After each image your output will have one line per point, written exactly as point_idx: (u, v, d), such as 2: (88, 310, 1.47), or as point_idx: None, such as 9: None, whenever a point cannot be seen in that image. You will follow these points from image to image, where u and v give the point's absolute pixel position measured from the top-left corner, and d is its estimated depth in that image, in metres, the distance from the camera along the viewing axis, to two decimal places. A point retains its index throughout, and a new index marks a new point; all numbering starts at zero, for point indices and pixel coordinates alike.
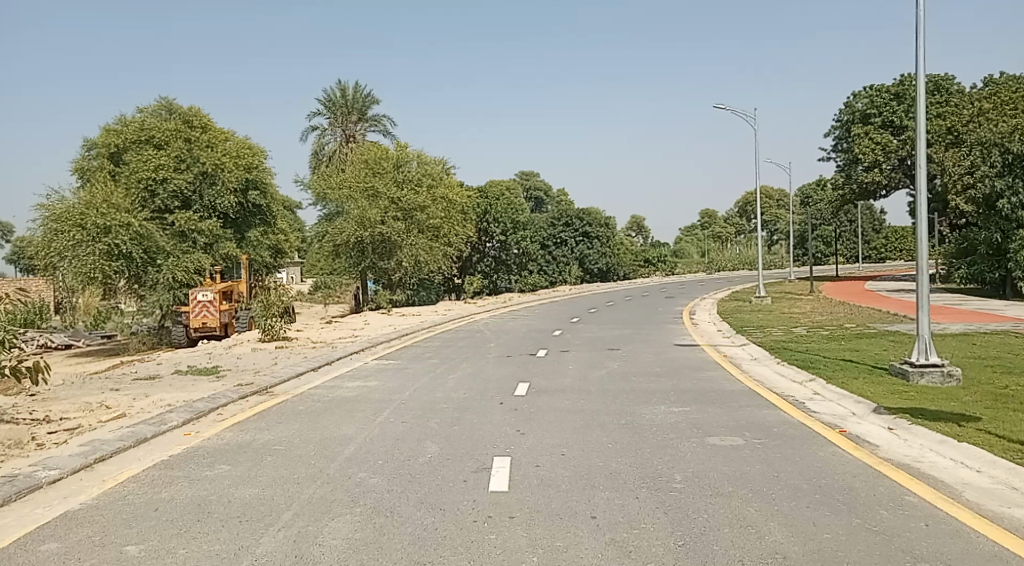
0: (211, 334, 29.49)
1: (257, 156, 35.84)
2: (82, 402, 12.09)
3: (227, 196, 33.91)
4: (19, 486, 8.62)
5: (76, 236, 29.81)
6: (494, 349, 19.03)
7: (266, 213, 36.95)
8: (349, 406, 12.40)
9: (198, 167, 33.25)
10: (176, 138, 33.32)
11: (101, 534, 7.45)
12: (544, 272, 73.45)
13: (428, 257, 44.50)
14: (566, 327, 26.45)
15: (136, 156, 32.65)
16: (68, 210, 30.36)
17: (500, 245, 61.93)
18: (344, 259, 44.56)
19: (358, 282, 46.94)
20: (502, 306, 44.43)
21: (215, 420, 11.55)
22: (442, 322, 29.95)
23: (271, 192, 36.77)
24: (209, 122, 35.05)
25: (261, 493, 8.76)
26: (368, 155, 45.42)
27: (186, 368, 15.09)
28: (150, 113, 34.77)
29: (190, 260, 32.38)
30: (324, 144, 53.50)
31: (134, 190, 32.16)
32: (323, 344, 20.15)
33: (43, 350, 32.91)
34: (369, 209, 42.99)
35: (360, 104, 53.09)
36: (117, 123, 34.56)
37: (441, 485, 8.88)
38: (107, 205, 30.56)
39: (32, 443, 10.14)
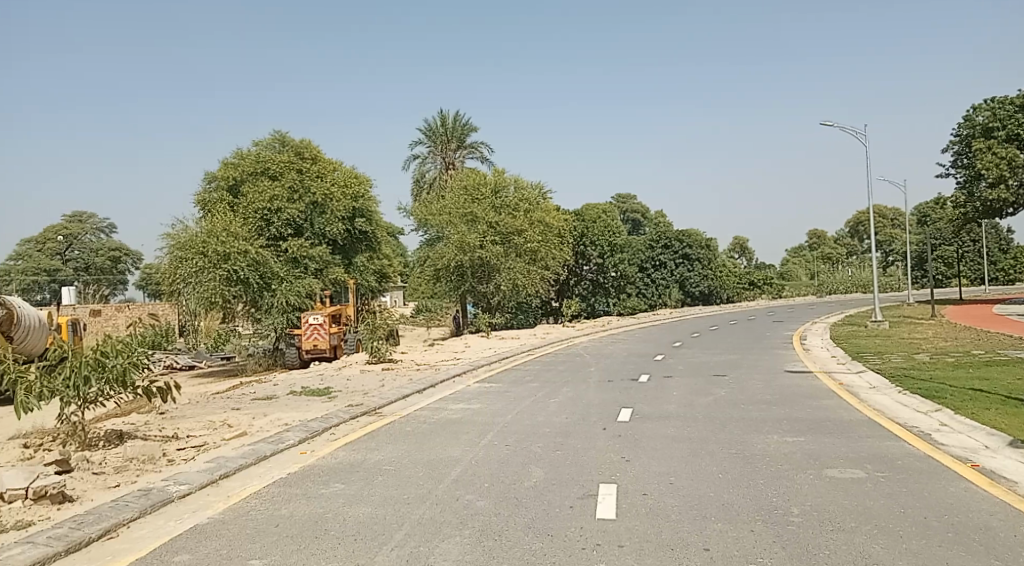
0: (322, 357, 30.67)
1: (363, 185, 37.29)
2: (207, 420, 12.80)
3: (335, 224, 35.47)
4: (152, 501, 9.30)
5: (199, 262, 31.69)
6: (596, 373, 18.85)
7: (372, 239, 38.23)
8: (454, 427, 12.59)
9: (309, 197, 34.91)
10: (289, 170, 35.01)
11: (228, 548, 7.95)
12: (644, 295, 72.53)
13: (527, 280, 44.78)
14: (669, 352, 25.90)
15: (253, 188, 34.42)
16: (192, 238, 32.44)
17: (597, 267, 61.76)
18: (444, 284, 45.37)
19: (458, 306, 47.68)
20: (601, 330, 44.10)
21: (329, 439, 11.99)
22: (542, 346, 30.05)
23: (376, 220, 38.01)
24: (319, 153, 36.78)
25: (374, 512, 9.03)
26: (467, 182, 46.39)
27: (300, 389, 15.70)
28: (265, 146, 36.48)
29: (302, 285, 33.67)
30: (425, 171, 54.95)
31: (252, 219, 33.91)
32: (427, 366, 20.50)
33: (169, 371, 34.93)
34: (468, 234, 43.61)
35: (459, 132, 54.33)
36: (235, 157, 36.38)
37: (547, 510, 8.89)
38: (227, 234, 32.28)
39: (164, 458, 10.82)
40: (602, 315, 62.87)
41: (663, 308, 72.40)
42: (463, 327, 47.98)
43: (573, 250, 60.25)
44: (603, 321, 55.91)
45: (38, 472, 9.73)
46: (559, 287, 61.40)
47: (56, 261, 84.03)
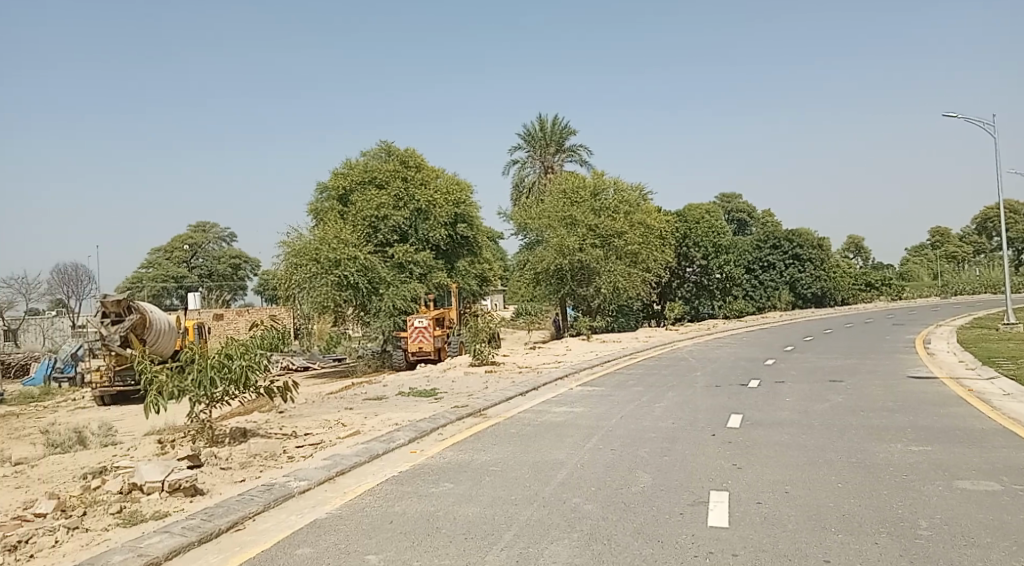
0: (428, 359, 31.49)
1: (465, 192, 37.98)
2: (323, 419, 13.38)
3: (438, 229, 36.24)
4: (276, 495, 9.82)
5: (312, 268, 33.08)
6: (702, 378, 18.43)
7: (472, 244, 38.84)
8: (558, 430, 12.63)
9: (414, 204, 35.90)
10: (394, 178, 36.17)
11: (347, 542, 8.29)
12: (751, 297, 70.36)
13: (627, 282, 44.44)
14: (779, 356, 24.99)
15: (361, 197, 35.75)
16: (305, 245, 33.88)
17: (701, 269, 60.36)
18: (544, 287, 45.68)
19: (558, 309, 47.80)
20: (705, 333, 43.04)
21: (437, 439, 12.28)
22: (645, 349, 29.63)
23: (477, 225, 38.61)
24: (422, 161, 37.75)
25: (483, 512, 9.19)
26: (567, 185, 46.38)
27: (408, 390, 16.16)
28: (373, 155, 37.81)
29: (407, 289, 34.60)
30: (524, 176, 55.43)
31: (360, 226, 35.24)
32: (530, 369, 20.66)
33: (285, 372, 36.78)
34: (568, 237, 43.56)
35: (558, 136, 54.47)
36: (344, 167, 37.90)
37: (657, 516, 8.78)
38: (337, 241, 33.63)
39: (285, 455, 11.40)
40: (706, 318, 61.41)
41: (771, 311, 69.89)
42: (563, 330, 47.98)
43: (675, 252, 59.23)
44: (707, 324, 54.56)
45: (173, 465, 10.47)
46: (661, 290, 60.41)
47: (183, 268, 89.96)
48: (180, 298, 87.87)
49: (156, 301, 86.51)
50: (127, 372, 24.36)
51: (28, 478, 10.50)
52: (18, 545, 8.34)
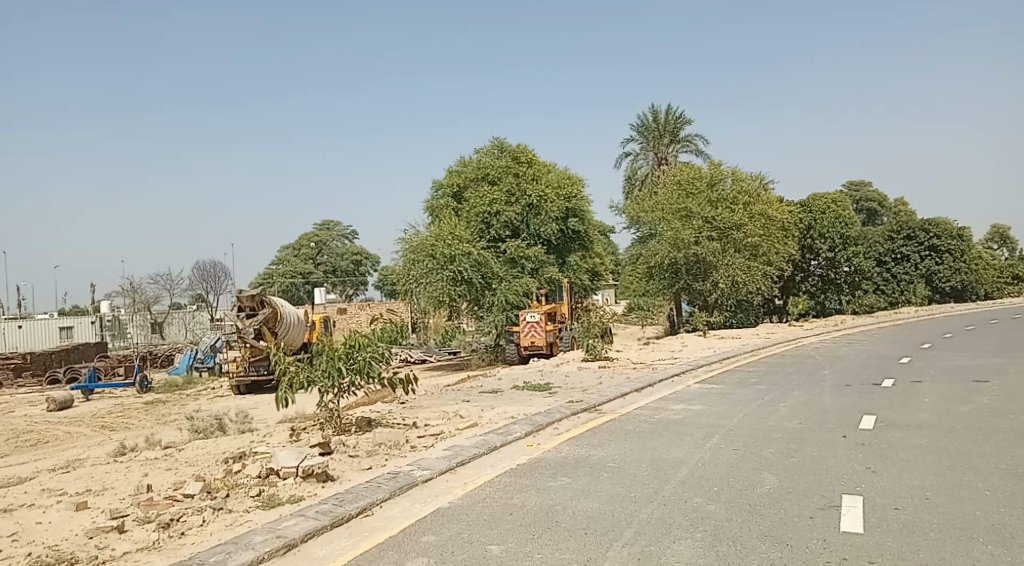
0: (540, 353, 31.72)
1: (576, 186, 37.89)
2: (442, 411, 13.72)
3: (550, 224, 36.24)
4: (400, 483, 10.17)
5: (428, 264, 33.84)
6: (829, 376, 17.56)
7: (584, 238, 38.64)
8: (677, 428, 12.39)
9: (526, 200, 36.08)
10: (507, 174, 36.75)
11: (469, 532, 8.46)
12: (882, 292, 66.47)
13: (746, 277, 42.95)
14: (915, 355, 23.43)
15: (475, 194, 36.48)
16: (421, 242, 34.69)
17: (827, 262, 57.48)
18: (658, 281, 44.76)
19: (673, 304, 47.00)
20: (833, 329, 41.00)
21: (555, 433, 12.35)
22: (764, 346, 28.57)
23: (589, 219, 38.44)
24: (534, 157, 37.99)
25: (602, 508, 9.13)
26: (682, 176, 45.26)
27: (522, 384, 16.31)
28: (486, 152, 38.45)
29: (519, 284, 34.96)
30: (637, 168, 54.82)
31: (474, 222, 35.98)
32: (645, 365, 20.38)
33: (404, 364, 38.06)
34: (683, 230, 42.64)
35: (672, 126, 53.36)
36: (459, 165, 38.83)
37: (784, 519, 8.45)
38: (452, 237, 34.35)
39: (407, 445, 11.78)
40: (834, 314, 58.45)
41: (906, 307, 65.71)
42: (678, 326, 47.05)
43: (798, 245, 56.90)
44: (834, 320, 51.90)
45: (306, 452, 11.04)
46: (783, 285, 58.84)
47: (309, 264, 94.64)
48: (306, 293, 92.61)
49: (285, 296, 91.58)
50: (261, 363, 25.88)
51: (177, 461, 11.35)
52: (171, 522, 9.04)
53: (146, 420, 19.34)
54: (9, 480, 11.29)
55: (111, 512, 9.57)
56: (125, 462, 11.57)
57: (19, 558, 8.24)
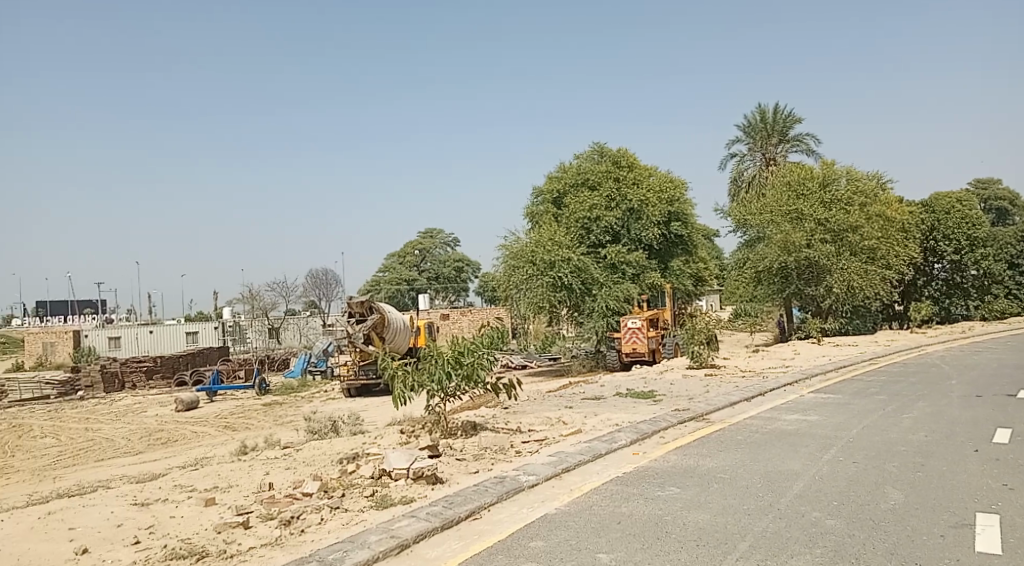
0: (642, 360, 31.32)
1: (679, 189, 37.27)
2: (545, 417, 13.76)
3: (651, 229, 35.76)
4: (507, 488, 10.24)
5: (528, 270, 33.95)
6: (957, 387, 16.43)
7: (687, 243, 37.95)
8: (791, 439, 11.91)
9: (626, 204, 35.85)
10: (607, 179, 36.50)
11: (577, 539, 8.42)
12: (1016, 296, 61.69)
13: (863, 281, 40.89)
14: None
15: (574, 199, 36.42)
16: (521, 248, 34.88)
17: (952, 265, 53.94)
18: (766, 286, 43.46)
19: (782, 310, 45.34)
20: (959, 337, 38.36)
21: (661, 442, 12.15)
22: (882, 354, 27.03)
23: (692, 223, 37.66)
24: (635, 161, 37.66)
25: (714, 520, 8.89)
26: (791, 177, 43.62)
27: (626, 391, 16.13)
28: (585, 157, 38.31)
29: (620, 290, 34.63)
30: (743, 169, 53.41)
31: (574, 228, 35.90)
32: (754, 373, 19.73)
33: (505, 370, 38.46)
34: (794, 232, 41.06)
35: (781, 125, 51.55)
36: (557, 171, 38.81)
37: (913, 537, 7.96)
38: (551, 243, 34.34)
39: (512, 450, 11.88)
40: (960, 320, 54.77)
41: None
42: (789, 333, 45.29)
43: (920, 246, 53.34)
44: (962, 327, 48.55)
45: (416, 454, 11.31)
46: (903, 290, 55.07)
47: (413, 271, 97.49)
48: (411, 299, 95.49)
49: (391, 303, 94.80)
50: (369, 367, 26.83)
51: (295, 460, 11.87)
52: (292, 519, 9.46)
53: (265, 420, 20.41)
54: (146, 475, 12.13)
55: (236, 507, 10.10)
56: (248, 460, 12.21)
57: (157, 549, 8.82)
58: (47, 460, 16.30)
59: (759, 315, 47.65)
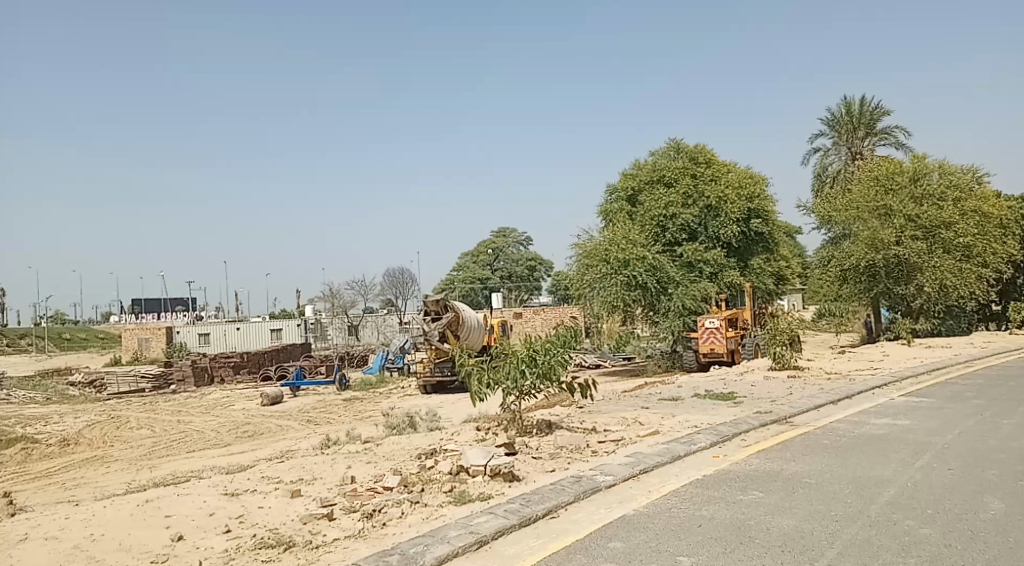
0: (720, 361, 30.70)
1: (759, 185, 36.43)
2: (621, 417, 13.65)
3: (730, 226, 35.02)
4: (584, 487, 10.20)
5: (602, 269, 33.60)
6: None
7: (768, 240, 37.01)
8: (880, 444, 11.45)
9: (703, 201, 35.12)
10: (683, 175, 35.96)
11: (657, 541, 8.31)
12: None
13: (957, 279, 38.91)
14: None
15: (650, 197, 35.99)
16: (595, 246, 34.57)
17: None
18: (852, 285, 41.67)
19: (870, 310, 43.58)
20: None
21: (743, 444, 11.87)
22: (979, 357, 25.60)
23: (774, 220, 36.66)
24: (712, 157, 37.08)
25: (799, 525, 8.62)
26: (879, 171, 41.93)
27: (704, 392, 15.82)
28: (661, 154, 37.83)
29: (697, 289, 34.04)
30: (827, 164, 51.69)
31: (649, 226, 35.43)
32: (840, 376, 19.03)
33: (579, 369, 38.31)
34: (882, 229, 39.41)
35: (868, 118, 49.57)
36: (632, 168, 38.34)
37: (1016, 549, 7.52)
38: (625, 241, 33.91)
39: (589, 449, 11.83)
40: None
41: None
42: (877, 333, 43.44)
43: (1020, 243, 50.34)
44: None
45: (493, 452, 11.40)
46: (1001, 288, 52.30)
47: (486, 270, 98.42)
48: (484, 298, 96.47)
49: (465, 301, 95.92)
50: (444, 364, 27.22)
51: (375, 455, 12.14)
52: (373, 512, 9.66)
53: (346, 415, 20.94)
54: (235, 467, 12.62)
55: (321, 500, 10.41)
56: (331, 454, 12.56)
57: (247, 538, 9.17)
58: (143, 450, 17.18)
59: (844, 316, 46.08)
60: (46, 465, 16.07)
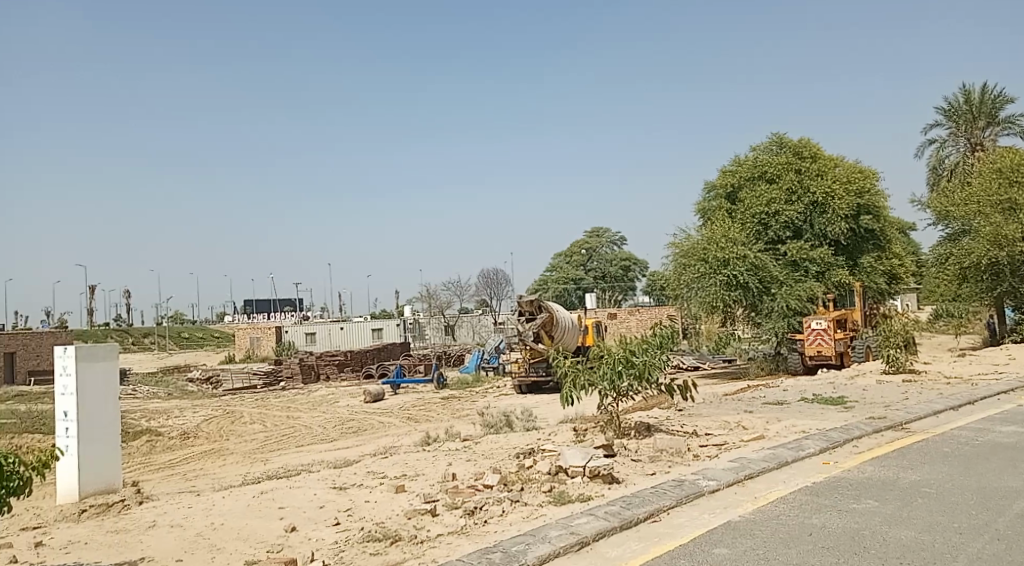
0: (829, 363, 29.94)
1: (869, 179, 34.85)
2: (723, 421, 13.33)
3: (837, 223, 33.61)
4: (686, 491, 10.02)
5: (701, 268, 32.87)
6: None
7: (880, 237, 35.38)
8: (1007, 454, 10.71)
9: (809, 198, 33.99)
10: (787, 171, 34.62)
11: (765, 548, 8.07)
12: None
13: None
14: None
15: (750, 193, 34.97)
16: (693, 245, 33.87)
17: None
18: (971, 284, 38.95)
19: (993, 310, 40.83)
20: None
21: (854, 451, 11.37)
22: None
23: (885, 216, 35.09)
24: (818, 151, 35.53)
25: (920, 536, 8.17)
26: (1002, 162, 39.40)
27: (812, 396, 15.24)
28: (762, 149, 36.39)
29: (803, 288, 32.93)
30: (944, 156, 48.96)
31: (749, 224, 34.39)
32: (962, 381, 17.91)
33: (677, 371, 37.60)
34: (1005, 224, 36.82)
35: (989, 106, 46.46)
36: (730, 165, 37.10)
37: None
38: (725, 240, 33.08)
39: (690, 453, 11.62)
40: None
41: None
42: (1001, 336, 40.98)
43: None
44: None
45: (592, 453, 11.36)
46: None
47: (580, 270, 98.31)
48: (578, 298, 96.35)
49: (558, 301, 96.04)
50: (539, 365, 27.36)
51: (475, 453, 12.32)
52: (475, 509, 9.81)
53: (445, 414, 21.37)
54: (342, 461, 13.09)
55: (424, 496, 10.65)
56: (432, 451, 12.85)
57: (355, 530, 9.49)
58: (256, 444, 18.10)
59: (963, 317, 43.37)
60: (170, 456, 17.18)
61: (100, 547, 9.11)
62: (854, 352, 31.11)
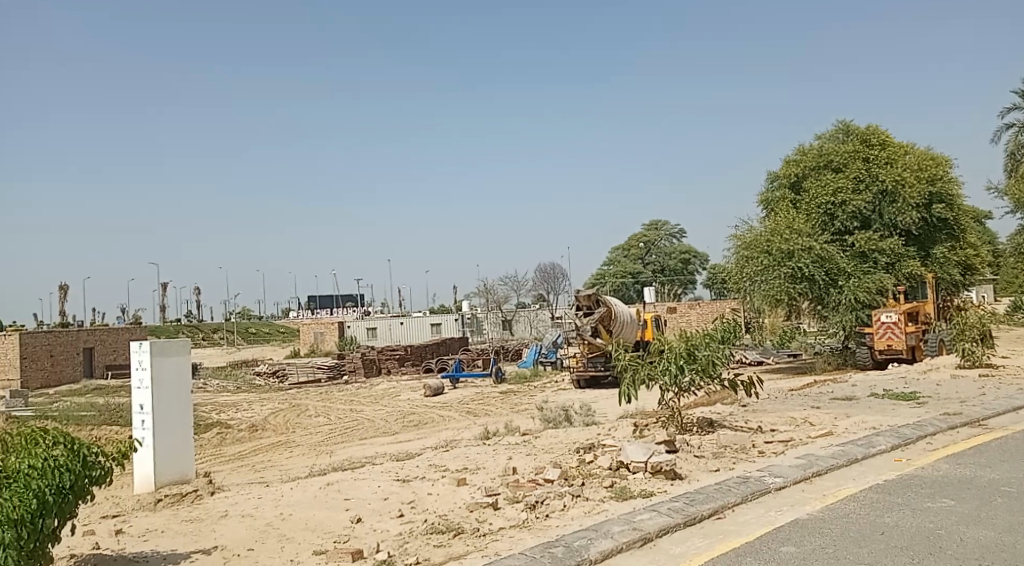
0: (901, 358, 28.95)
1: (942, 167, 33.66)
2: (789, 417, 13.05)
3: (908, 212, 32.41)
4: (752, 488, 9.85)
5: (764, 261, 32.01)
6: None
7: (954, 226, 34.15)
8: None
9: (878, 186, 32.87)
10: (855, 159, 33.74)
11: (834, 547, 7.88)
12: None
13: None
14: None
15: (815, 183, 34.13)
16: (756, 237, 33.12)
17: None
18: None
19: None
20: None
21: (928, 448, 10.98)
22: None
23: (960, 205, 33.88)
24: (887, 139, 34.64)
25: (1000, 537, 7.85)
26: None
27: (882, 392, 14.77)
28: (828, 138, 35.70)
29: (873, 280, 31.62)
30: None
31: (815, 214, 33.53)
32: None
33: (741, 365, 36.91)
34: None
35: None
36: (794, 155, 36.41)
37: None
38: (789, 231, 32.32)
39: (755, 449, 11.42)
40: None
41: None
42: None
43: None
44: None
45: (654, 449, 11.27)
46: None
47: (638, 264, 97.33)
48: (636, 293, 95.39)
49: (617, 296, 95.31)
50: (597, 359, 27.24)
51: (535, 447, 12.36)
52: (536, 503, 9.84)
53: (505, 408, 21.48)
54: (404, 454, 13.30)
55: (485, 489, 10.75)
56: (492, 445, 12.94)
57: (418, 522, 9.64)
58: (321, 437, 18.56)
59: None
60: (240, 447, 17.78)
61: (176, 535, 9.48)
62: (927, 346, 30.22)
